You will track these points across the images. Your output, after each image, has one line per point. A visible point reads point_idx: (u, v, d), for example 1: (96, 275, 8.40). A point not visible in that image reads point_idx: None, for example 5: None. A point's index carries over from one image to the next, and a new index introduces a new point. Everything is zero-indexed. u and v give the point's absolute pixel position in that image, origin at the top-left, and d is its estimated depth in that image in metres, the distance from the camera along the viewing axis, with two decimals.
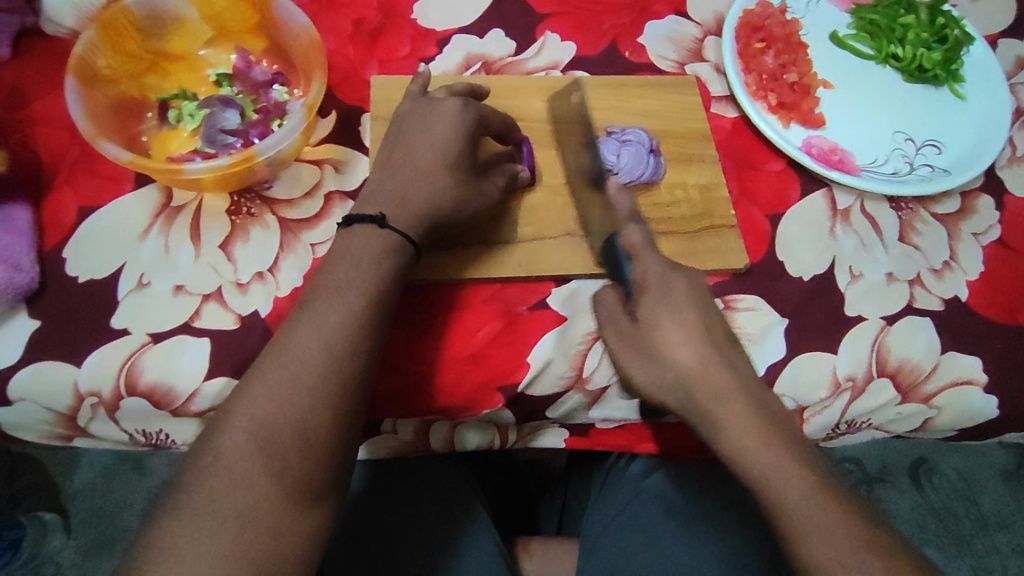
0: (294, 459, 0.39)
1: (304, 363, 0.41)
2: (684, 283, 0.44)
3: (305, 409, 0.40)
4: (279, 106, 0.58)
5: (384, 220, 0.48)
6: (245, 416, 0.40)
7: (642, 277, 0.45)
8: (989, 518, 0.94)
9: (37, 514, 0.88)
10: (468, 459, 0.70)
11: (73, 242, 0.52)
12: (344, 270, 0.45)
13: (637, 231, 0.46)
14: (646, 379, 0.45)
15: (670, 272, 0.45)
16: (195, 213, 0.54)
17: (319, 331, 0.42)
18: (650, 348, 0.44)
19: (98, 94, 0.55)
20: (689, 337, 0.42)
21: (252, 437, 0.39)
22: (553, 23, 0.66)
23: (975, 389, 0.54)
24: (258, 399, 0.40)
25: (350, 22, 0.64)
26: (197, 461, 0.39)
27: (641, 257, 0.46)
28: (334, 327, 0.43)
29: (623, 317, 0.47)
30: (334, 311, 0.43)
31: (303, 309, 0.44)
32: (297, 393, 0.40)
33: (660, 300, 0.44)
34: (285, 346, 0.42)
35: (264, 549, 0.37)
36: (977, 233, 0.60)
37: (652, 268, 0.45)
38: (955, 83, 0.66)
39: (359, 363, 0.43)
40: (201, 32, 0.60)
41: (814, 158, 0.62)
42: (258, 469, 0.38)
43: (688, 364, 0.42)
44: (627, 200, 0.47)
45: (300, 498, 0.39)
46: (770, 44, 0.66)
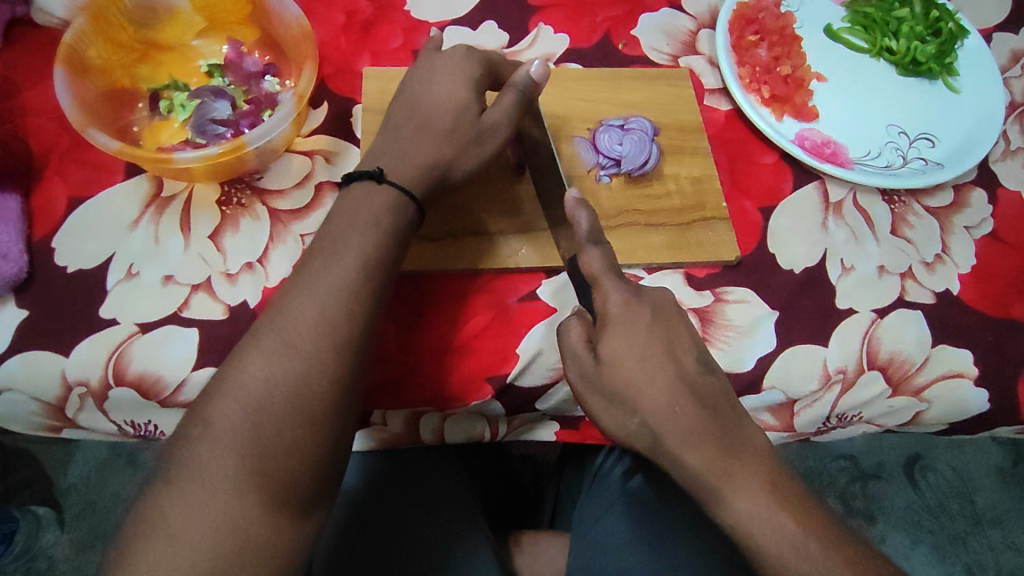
0: (287, 427, 0.39)
1: (298, 327, 0.41)
2: (648, 310, 0.44)
3: (282, 400, 0.39)
4: (270, 96, 0.58)
5: (383, 175, 0.47)
6: (221, 409, 0.38)
7: (604, 306, 0.44)
8: (984, 514, 0.94)
9: (30, 508, 0.88)
10: (462, 453, 0.69)
11: (62, 232, 0.52)
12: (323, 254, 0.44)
13: (595, 253, 0.46)
14: (612, 423, 0.44)
15: (633, 300, 0.44)
16: (186, 203, 0.54)
17: (310, 294, 0.42)
18: (617, 390, 0.42)
19: (88, 84, 0.54)
20: (644, 360, 0.42)
21: (229, 430, 0.38)
22: (546, 15, 0.66)
23: (967, 382, 0.54)
24: (234, 390, 0.39)
25: (342, 13, 0.64)
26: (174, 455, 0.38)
27: (602, 285, 0.45)
28: (329, 291, 0.42)
29: (587, 357, 0.44)
30: (311, 296, 0.42)
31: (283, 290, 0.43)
32: (291, 358, 0.40)
33: (624, 332, 0.43)
34: (281, 312, 0.42)
35: (258, 523, 0.37)
36: (970, 227, 0.60)
37: (614, 298, 0.44)
38: (950, 76, 0.66)
39: (336, 348, 0.41)
40: (193, 22, 0.60)
41: (807, 150, 0.62)
42: (246, 450, 0.38)
43: (650, 345, 0.42)
44: (586, 219, 0.47)
45: (280, 492, 0.38)
46: (764, 37, 0.66)
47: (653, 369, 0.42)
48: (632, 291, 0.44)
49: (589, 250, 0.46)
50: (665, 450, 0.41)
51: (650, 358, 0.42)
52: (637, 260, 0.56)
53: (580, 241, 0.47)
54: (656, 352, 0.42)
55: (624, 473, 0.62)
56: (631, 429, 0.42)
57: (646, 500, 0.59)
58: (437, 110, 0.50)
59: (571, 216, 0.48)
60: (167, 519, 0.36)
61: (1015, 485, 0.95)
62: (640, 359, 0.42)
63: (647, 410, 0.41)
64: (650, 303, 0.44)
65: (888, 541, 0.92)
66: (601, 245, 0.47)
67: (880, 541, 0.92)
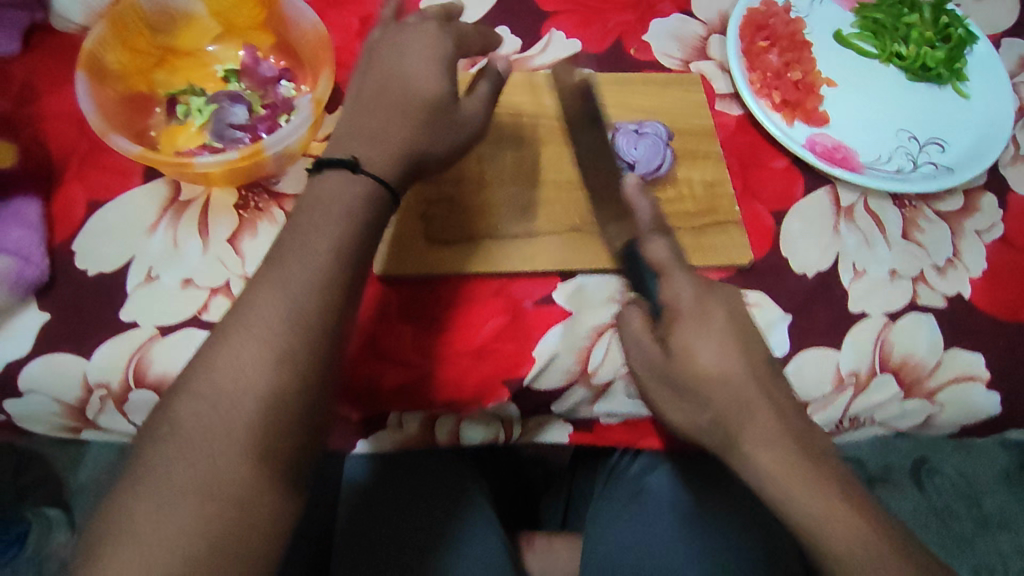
0: (255, 424, 0.37)
1: (267, 320, 0.39)
2: (722, 308, 0.43)
3: (271, 393, 0.37)
4: (287, 101, 0.58)
5: (357, 164, 0.44)
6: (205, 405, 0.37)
7: (675, 298, 0.44)
8: (990, 517, 0.95)
9: (42, 510, 0.89)
10: (475, 454, 0.69)
11: (82, 236, 0.53)
12: (305, 242, 0.42)
13: (659, 243, 0.46)
14: (680, 416, 0.44)
15: (704, 293, 0.44)
16: (203, 207, 0.55)
17: (279, 287, 0.40)
18: (683, 382, 0.43)
19: (108, 88, 0.55)
20: (717, 355, 0.41)
21: (217, 424, 0.36)
22: (559, 20, 0.67)
23: (979, 385, 0.55)
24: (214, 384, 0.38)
25: (357, 19, 0.65)
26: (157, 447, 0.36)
27: (671, 275, 0.44)
28: (299, 282, 0.40)
29: (654, 348, 0.45)
30: (297, 287, 0.40)
31: (306, 267, 0.41)
32: (263, 354, 0.38)
33: (695, 323, 0.42)
34: (248, 307, 0.39)
35: (229, 524, 0.35)
36: (981, 231, 0.61)
37: (684, 290, 0.43)
38: (959, 81, 0.67)
39: (321, 339, 0.39)
40: (210, 28, 0.61)
41: (818, 155, 0.62)
42: (220, 448, 0.36)
43: (716, 342, 0.42)
44: (648, 206, 0.47)
45: (263, 489, 0.36)
46: (774, 43, 0.67)
47: (726, 367, 0.41)
48: (704, 284, 0.44)
49: (653, 244, 0.46)
50: (736, 450, 0.41)
51: (727, 349, 0.42)
52: None
53: (644, 229, 0.47)
54: (729, 339, 0.42)
55: (646, 465, 0.63)
56: (703, 425, 0.42)
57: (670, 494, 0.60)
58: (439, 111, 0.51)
59: (632, 202, 0.47)
60: (135, 522, 0.34)
61: (1022, 488, 0.95)
62: (715, 350, 0.41)
63: (719, 405, 0.41)
64: (726, 301, 0.44)
65: None
66: (664, 234, 0.47)
67: None
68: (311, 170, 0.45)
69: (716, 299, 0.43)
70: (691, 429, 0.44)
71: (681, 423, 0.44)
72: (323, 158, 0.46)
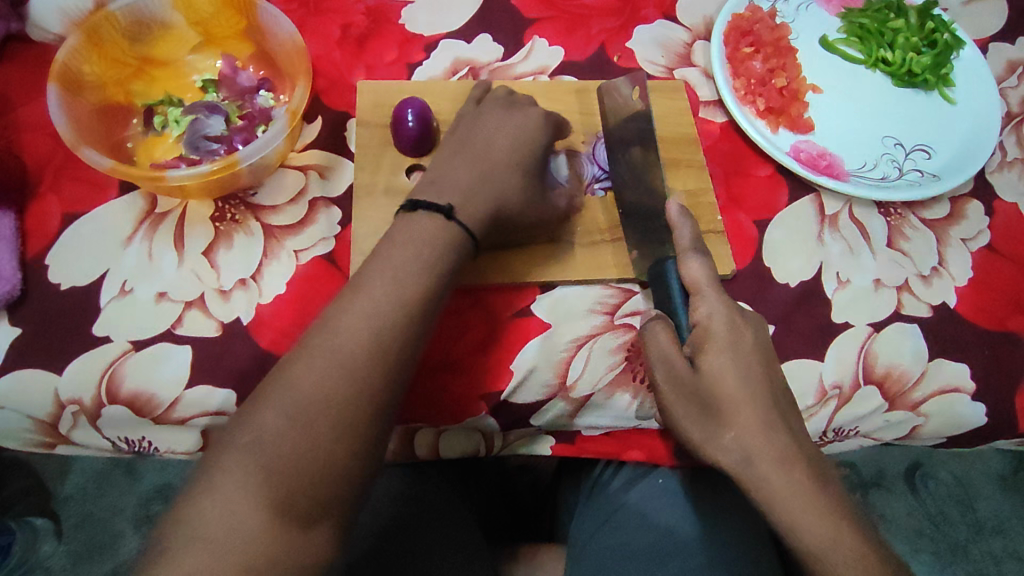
0: (329, 446, 0.38)
1: (348, 343, 0.40)
2: (750, 331, 0.45)
3: (346, 414, 0.38)
4: (264, 112, 0.58)
5: (452, 212, 0.47)
6: (276, 420, 0.38)
7: (707, 319, 0.46)
8: (985, 522, 0.93)
9: (28, 519, 0.87)
10: (459, 469, 0.68)
11: (56, 249, 0.52)
12: (382, 268, 0.43)
13: (698, 266, 0.49)
14: (699, 434, 0.43)
15: (737, 319, 0.45)
16: (179, 219, 0.54)
17: (365, 309, 0.41)
18: (712, 400, 0.43)
19: (82, 100, 0.55)
20: (750, 377, 0.43)
21: (292, 439, 0.37)
22: (541, 27, 0.66)
23: (964, 396, 0.54)
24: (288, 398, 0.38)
25: (337, 27, 0.64)
26: (230, 457, 0.37)
27: (705, 294, 0.47)
28: (387, 307, 0.42)
29: (681, 362, 0.45)
30: (381, 313, 0.41)
31: (393, 280, 0.43)
32: (341, 375, 0.39)
33: (728, 346, 0.44)
34: (333, 326, 0.41)
35: (294, 542, 0.36)
36: (966, 239, 0.60)
37: (718, 314, 0.46)
38: (946, 87, 0.66)
39: (396, 366, 0.41)
40: (187, 38, 0.60)
41: (802, 163, 0.61)
42: (283, 467, 0.37)
43: (756, 367, 0.43)
44: (690, 232, 0.51)
45: (320, 512, 0.37)
46: (758, 49, 0.66)
47: (753, 389, 0.42)
48: (735, 310, 0.46)
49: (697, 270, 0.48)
50: (755, 470, 0.41)
51: (752, 371, 0.43)
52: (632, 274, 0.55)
53: (682, 249, 0.50)
54: (755, 365, 0.44)
55: (626, 481, 0.61)
56: (722, 442, 0.42)
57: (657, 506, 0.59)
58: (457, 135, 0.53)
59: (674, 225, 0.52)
60: (205, 528, 0.35)
61: (1015, 492, 0.94)
62: (743, 373, 0.43)
63: (744, 424, 0.42)
64: (751, 326, 0.46)
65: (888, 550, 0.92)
66: (702, 257, 0.50)
67: None
68: (404, 207, 0.47)
69: (740, 324, 0.45)
70: (706, 449, 0.43)
71: (696, 437, 0.44)
72: (419, 198, 0.48)
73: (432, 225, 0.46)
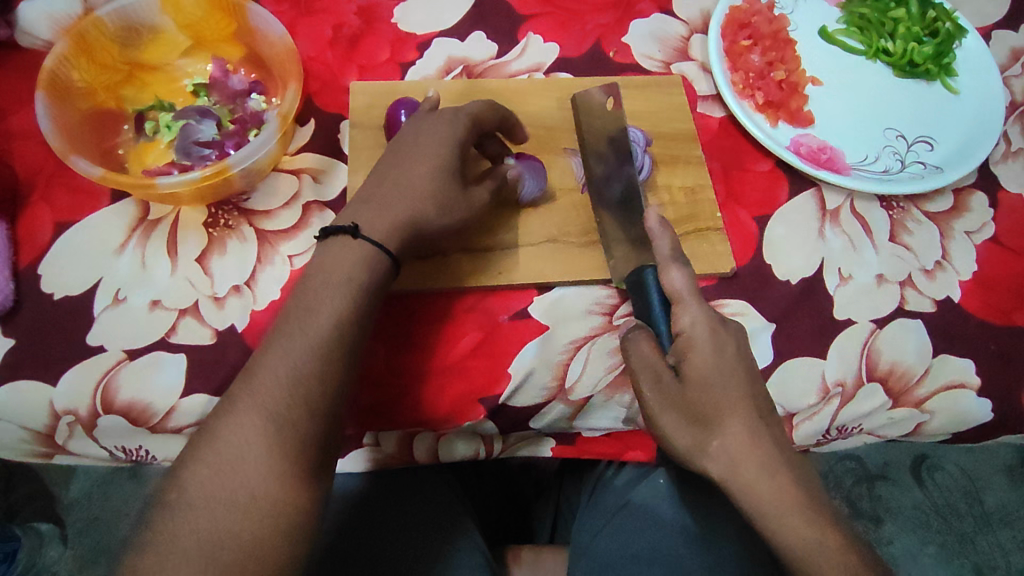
0: (284, 447, 0.39)
1: (292, 350, 0.41)
2: (733, 341, 0.44)
3: (287, 439, 0.39)
4: (256, 115, 0.57)
5: (358, 229, 0.46)
6: (216, 452, 0.38)
7: (690, 327, 0.44)
8: (992, 514, 0.92)
9: (34, 524, 0.88)
10: (456, 470, 0.68)
11: (47, 258, 0.52)
12: (311, 292, 0.44)
13: (681, 272, 0.47)
14: (686, 442, 0.42)
15: (720, 328, 0.44)
16: (172, 226, 0.54)
17: (309, 317, 0.43)
18: (698, 410, 0.42)
19: (72, 107, 0.54)
20: (729, 384, 0.42)
21: (241, 468, 0.38)
22: (535, 24, 0.65)
23: (970, 392, 0.53)
24: (222, 433, 0.39)
25: (329, 27, 0.63)
26: (174, 495, 0.38)
27: (686, 303, 0.46)
28: (330, 312, 0.43)
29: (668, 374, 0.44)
30: (314, 339, 0.42)
31: (322, 305, 0.43)
32: (287, 380, 0.40)
33: (713, 354, 0.43)
34: (278, 337, 0.42)
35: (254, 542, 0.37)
36: (970, 232, 0.59)
37: (701, 322, 0.44)
38: (948, 77, 0.65)
39: (334, 387, 0.41)
40: (178, 42, 0.60)
41: (802, 157, 0.61)
42: (241, 473, 0.38)
43: (736, 373, 0.42)
44: (669, 242, 0.49)
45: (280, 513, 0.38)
46: (757, 41, 0.65)
47: (734, 396, 0.42)
48: (717, 319, 0.45)
49: (675, 271, 0.47)
50: (742, 482, 0.40)
51: (735, 380, 0.42)
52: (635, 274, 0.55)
53: (663, 259, 0.48)
54: (737, 373, 0.42)
55: (631, 478, 0.62)
56: (708, 450, 0.41)
57: (656, 504, 0.59)
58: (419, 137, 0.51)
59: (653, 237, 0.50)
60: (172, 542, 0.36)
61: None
62: (726, 383, 0.42)
63: (730, 435, 0.41)
64: (735, 335, 0.45)
65: (894, 543, 0.91)
66: (686, 266, 0.48)
67: (886, 543, 0.91)
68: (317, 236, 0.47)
69: (722, 330, 0.44)
70: (691, 456, 0.42)
71: (684, 448, 0.43)
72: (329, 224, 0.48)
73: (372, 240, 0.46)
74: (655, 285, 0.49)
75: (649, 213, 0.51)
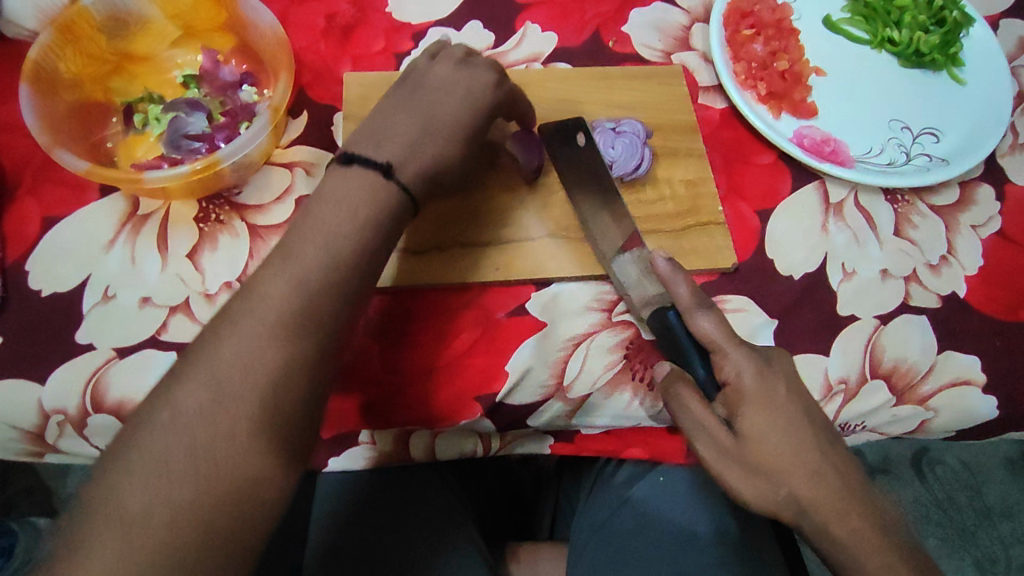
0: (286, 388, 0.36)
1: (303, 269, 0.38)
2: (783, 383, 0.42)
3: (254, 455, 0.35)
4: (247, 108, 0.56)
5: (391, 171, 0.43)
6: (159, 476, 0.33)
7: (737, 379, 0.42)
8: (994, 507, 0.91)
9: (30, 519, 0.87)
10: (455, 467, 0.65)
11: (35, 254, 0.51)
12: (271, 284, 0.38)
13: (710, 319, 0.44)
14: (753, 493, 0.41)
15: (766, 370, 0.42)
16: (162, 220, 0.53)
17: (322, 241, 0.39)
18: (763, 464, 0.40)
19: (58, 99, 0.53)
20: (791, 432, 0.41)
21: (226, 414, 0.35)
22: (534, 13, 0.64)
23: (974, 389, 0.52)
24: (164, 453, 0.33)
25: (322, 17, 0.62)
26: (138, 440, 0.33)
27: (728, 353, 0.43)
28: (342, 234, 0.40)
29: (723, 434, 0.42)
30: (290, 342, 0.36)
31: (298, 300, 0.37)
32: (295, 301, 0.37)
33: (765, 406, 0.41)
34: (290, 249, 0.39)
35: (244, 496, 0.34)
36: (976, 225, 0.58)
37: (746, 369, 0.42)
38: (955, 67, 0.64)
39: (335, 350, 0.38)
40: (167, 32, 0.58)
41: (805, 149, 0.59)
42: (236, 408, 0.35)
43: (791, 413, 0.41)
44: (688, 289, 0.46)
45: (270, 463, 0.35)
46: (760, 31, 0.64)
47: (798, 441, 0.40)
48: (762, 360, 0.43)
49: (701, 317, 0.45)
50: (816, 523, 0.40)
51: (793, 422, 0.41)
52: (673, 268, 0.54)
53: (687, 307, 0.46)
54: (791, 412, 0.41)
55: (630, 478, 0.59)
56: (777, 499, 0.40)
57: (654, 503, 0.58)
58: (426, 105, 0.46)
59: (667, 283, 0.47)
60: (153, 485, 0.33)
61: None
62: (785, 429, 0.41)
63: (795, 479, 0.40)
64: (781, 371, 0.43)
65: None
66: (711, 309, 0.45)
67: None
68: (339, 155, 0.43)
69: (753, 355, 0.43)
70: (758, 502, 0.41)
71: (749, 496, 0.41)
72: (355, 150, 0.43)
73: (351, 221, 0.40)
74: (680, 331, 0.46)
75: (658, 257, 0.47)
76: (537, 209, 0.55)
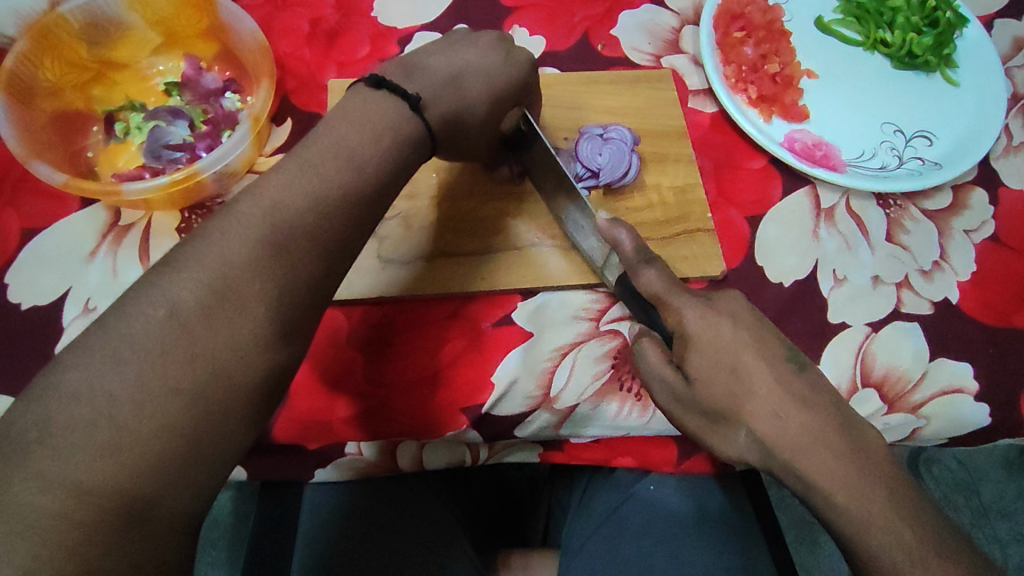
0: (250, 354, 0.32)
1: (296, 228, 0.34)
2: (727, 319, 0.41)
3: (177, 445, 0.29)
4: (229, 116, 0.55)
5: (420, 102, 0.41)
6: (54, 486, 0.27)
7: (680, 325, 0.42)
8: (989, 506, 0.82)
9: None
10: (445, 475, 0.64)
11: (16, 266, 0.50)
12: (196, 256, 0.32)
13: (653, 273, 0.44)
14: None
15: (709, 312, 0.41)
16: (144, 231, 0.52)
17: (313, 197, 0.35)
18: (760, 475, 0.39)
19: (36, 109, 0.52)
20: None
21: (186, 377, 0.30)
22: (521, 17, 0.64)
23: (966, 397, 0.51)
24: (63, 445, 0.27)
25: (306, 22, 0.61)
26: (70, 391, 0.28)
27: (672, 303, 0.43)
28: (336, 195, 0.36)
29: (674, 376, 0.42)
30: (226, 322, 0.31)
31: (235, 278, 0.32)
32: (281, 262, 0.33)
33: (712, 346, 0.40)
34: (271, 197, 0.35)
35: (195, 483, 0.30)
36: (969, 230, 0.57)
37: (690, 314, 0.41)
38: (948, 68, 0.63)
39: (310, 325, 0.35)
40: (148, 39, 0.58)
41: (796, 153, 0.59)
42: (195, 375, 0.30)
43: None
44: (631, 241, 0.45)
45: (222, 448, 0.31)
46: (750, 33, 0.63)
47: None
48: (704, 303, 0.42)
49: (674, 301, 0.43)
50: None
51: None
52: (676, 272, 0.53)
53: (630, 262, 0.45)
54: (782, 396, 0.38)
55: (629, 476, 0.58)
56: None
57: (649, 506, 0.58)
58: (443, 85, 0.43)
59: (610, 237, 0.45)
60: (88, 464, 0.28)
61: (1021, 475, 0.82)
62: None
63: (786, 479, 0.38)
64: None
65: None
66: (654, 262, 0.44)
67: None
68: (367, 78, 0.41)
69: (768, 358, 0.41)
70: None
71: None
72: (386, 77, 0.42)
73: (302, 193, 0.35)
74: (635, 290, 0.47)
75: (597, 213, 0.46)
76: (522, 217, 0.54)
